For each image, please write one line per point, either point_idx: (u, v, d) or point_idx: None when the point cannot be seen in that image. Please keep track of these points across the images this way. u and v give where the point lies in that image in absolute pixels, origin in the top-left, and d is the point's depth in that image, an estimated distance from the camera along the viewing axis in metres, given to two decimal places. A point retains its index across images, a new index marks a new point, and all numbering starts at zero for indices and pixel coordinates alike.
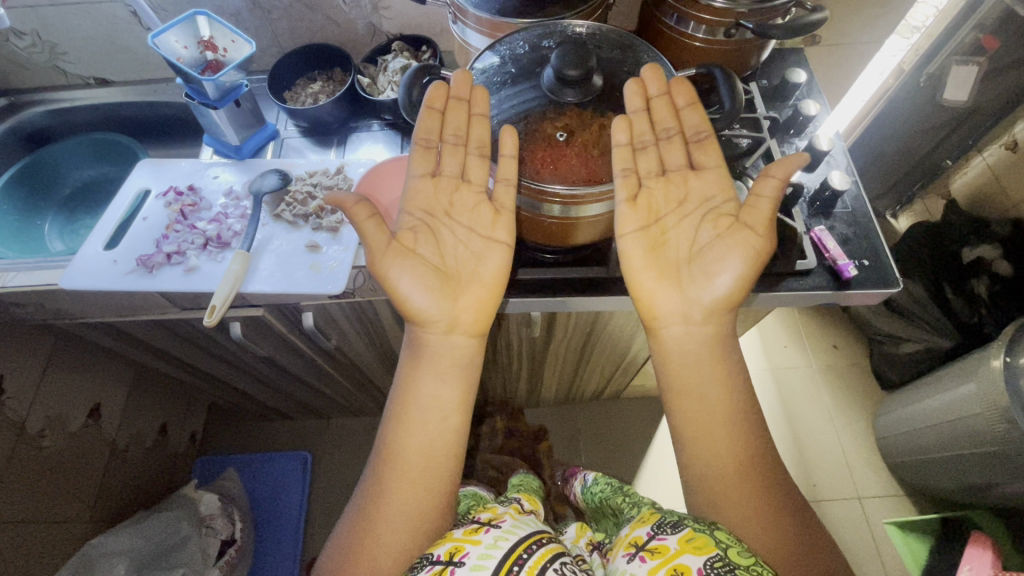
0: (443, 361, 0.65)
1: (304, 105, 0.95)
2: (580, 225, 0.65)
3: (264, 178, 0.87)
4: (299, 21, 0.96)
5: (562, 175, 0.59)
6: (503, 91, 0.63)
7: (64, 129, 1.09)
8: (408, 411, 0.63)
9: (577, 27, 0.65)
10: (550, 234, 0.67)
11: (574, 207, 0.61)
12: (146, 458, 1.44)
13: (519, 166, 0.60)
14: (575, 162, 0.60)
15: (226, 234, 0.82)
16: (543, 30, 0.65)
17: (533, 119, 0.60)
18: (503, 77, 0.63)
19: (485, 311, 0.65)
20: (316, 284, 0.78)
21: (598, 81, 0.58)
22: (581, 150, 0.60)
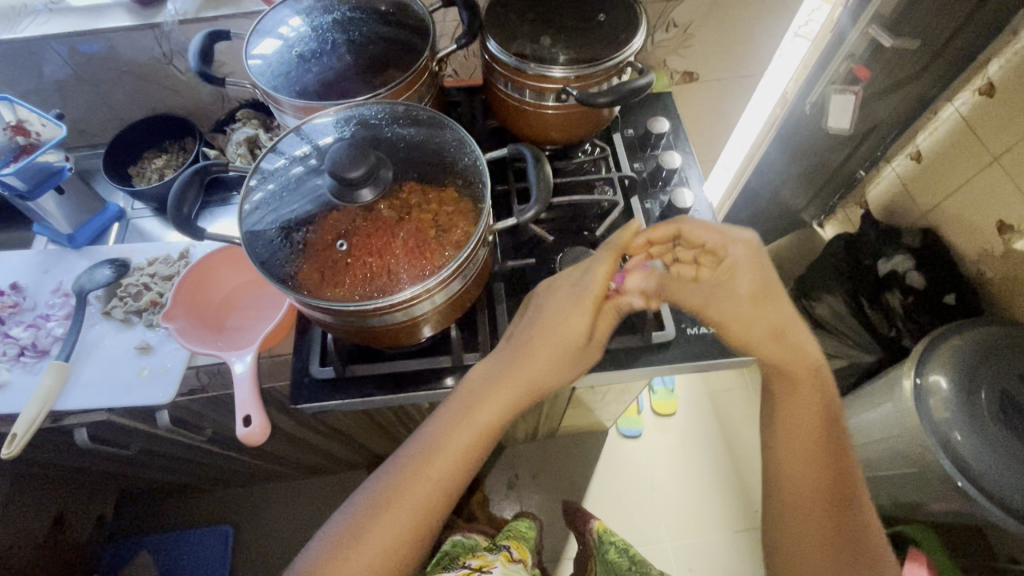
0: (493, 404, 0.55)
1: (150, 183, 0.87)
2: (409, 327, 0.59)
3: (93, 271, 0.79)
4: (136, 91, 0.88)
5: (356, 283, 0.52)
6: (289, 191, 0.55)
7: None
8: (418, 470, 0.53)
9: (378, 114, 0.59)
10: (375, 337, 0.60)
11: (381, 315, 0.54)
12: (38, 558, 1.31)
13: (302, 285, 0.52)
14: (371, 269, 0.52)
15: (44, 340, 0.74)
16: (338, 120, 0.59)
17: (317, 221, 0.53)
18: (289, 175, 0.56)
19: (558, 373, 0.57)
20: (142, 393, 0.70)
21: (388, 173, 0.54)
22: (373, 252, 0.53)
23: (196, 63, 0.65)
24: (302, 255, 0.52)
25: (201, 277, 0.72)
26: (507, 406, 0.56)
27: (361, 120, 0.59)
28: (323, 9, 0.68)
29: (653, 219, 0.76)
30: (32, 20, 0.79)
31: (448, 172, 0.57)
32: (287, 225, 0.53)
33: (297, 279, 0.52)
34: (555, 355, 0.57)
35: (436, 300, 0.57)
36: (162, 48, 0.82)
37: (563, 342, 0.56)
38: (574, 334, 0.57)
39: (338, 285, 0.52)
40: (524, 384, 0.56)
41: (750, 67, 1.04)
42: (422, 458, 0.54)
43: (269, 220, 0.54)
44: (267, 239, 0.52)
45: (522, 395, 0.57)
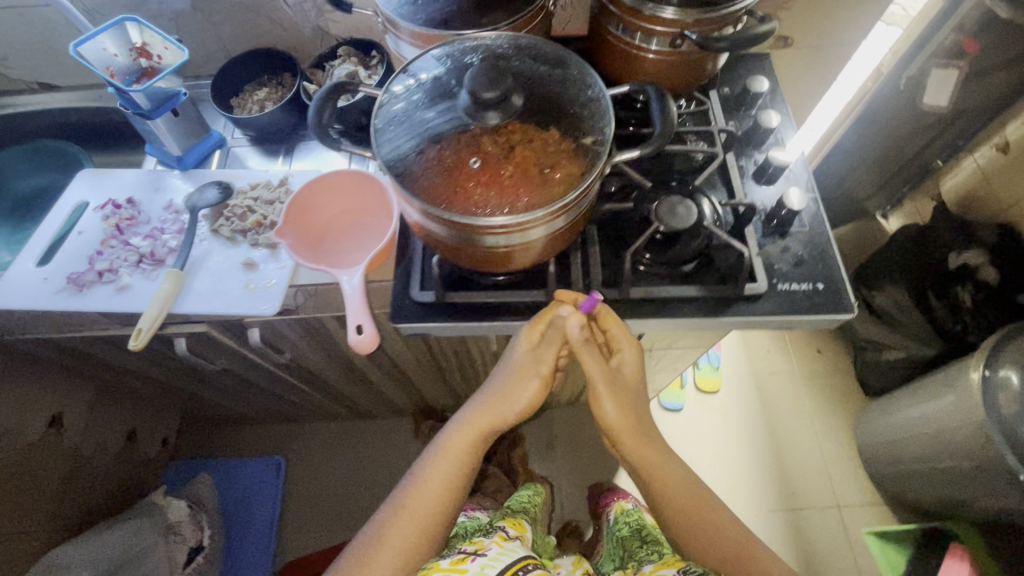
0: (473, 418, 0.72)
1: (250, 113, 0.91)
2: (518, 253, 0.62)
3: (202, 191, 0.84)
4: (243, 24, 0.92)
5: (483, 203, 0.54)
6: (418, 113, 0.57)
7: (9, 134, 1.05)
8: (422, 483, 0.70)
9: (509, 42, 0.60)
10: (478, 260, 0.63)
11: (499, 236, 0.57)
12: (112, 467, 1.41)
13: (432, 200, 0.54)
14: (496, 191, 0.55)
15: (160, 251, 0.80)
16: (464, 45, 0.60)
17: (447, 143, 0.55)
18: (419, 96, 0.57)
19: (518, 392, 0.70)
20: (249, 304, 0.75)
21: (518, 101, 0.55)
22: (501, 177, 0.55)
23: None
24: (435, 169, 0.55)
25: (306, 203, 0.75)
26: (474, 441, 0.71)
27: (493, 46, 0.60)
28: None
29: (748, 177, 0.76)
30: None
31: (570, 103, 0.58)
32: (423, 142, 0.55)
33: (426, 195, 0.54)
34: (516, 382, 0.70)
35: (548, 228, 0.59)
36: None
37: (516, 384, 0.71)
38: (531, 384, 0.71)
39: (468, 203, 0.54)
40: (488, 422, 0.72)
41: (851, 35, 1.00)
42: (417, 481, 0.70)
43: (400, 135, 0.56)
44: (403, 154, 0.55)
45: (490, 429, 0.72)
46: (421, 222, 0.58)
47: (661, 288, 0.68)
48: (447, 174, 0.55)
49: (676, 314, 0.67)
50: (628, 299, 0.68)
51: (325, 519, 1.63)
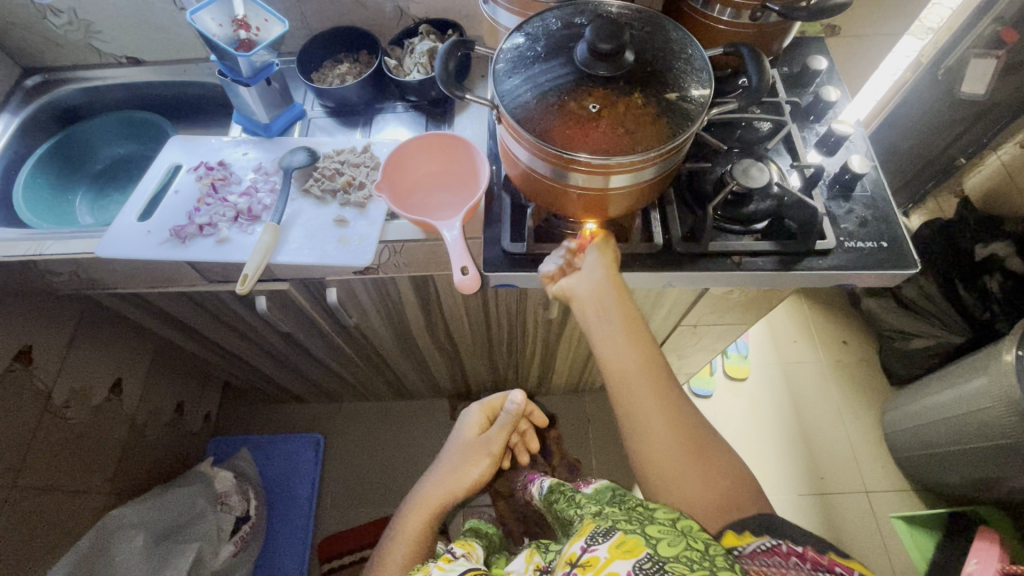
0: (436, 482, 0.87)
1: (332, 85, 0.97)
2: (610, 200, 0.67)
3: (293, 154, 0.89)
4: (329, 3, 0.98)
5: (590, 146, 0.61)
6: (536, 65, 0.64)
7: (96, 107, 1.11)
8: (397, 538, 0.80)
9: (619, 11, 0.68)
10: (576, 205, 0.68)
11: (598, 178, 0.63)
12: (162, 437, 1.45)
13: (548, 138, 0.61)
14: (605, 135, 0.61)
15: (256, 208, 0.85)
16: (575, 10, 0.67)
17: (564, 90, 0.62)
18: (536, 50, 0.65)
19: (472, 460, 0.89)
20: (344, 256, 0.80)
21: (629, 56, 0.62)
22: (611, 122, 0.61)
23: None
24: (551, 113, 0.61)
25: (401, 161, 0.81)
26: (430, 515, 0.82)
27: (604, 13, 0.67)
28: None
29: (811, 145, 0.82)
30: None
31: (673, 58, 0.65)
32: (541, 89, 0.63)
33: (542, 134, 0.61)
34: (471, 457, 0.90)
35: (643, 176, 0.64)
36: None
37: (465, 458, 0.89)
38: (480, 455, 0.90)
39: (580, 143, 0.61)
40: (442, 495, 0.84)
41: (894, 25, 1.06)
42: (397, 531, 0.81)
43: (519, 83, 0.63)
44: (522, 99, 0.62)
45: (443, 501, 0.84)
46: (531, 162, 0.65)
47: (736, 243, 0.73)
48: (563, 118, 0.62)
49: (750, 268, 0.72)
50: (705, 254, 0.73)
51: (362, 497, 1.66)
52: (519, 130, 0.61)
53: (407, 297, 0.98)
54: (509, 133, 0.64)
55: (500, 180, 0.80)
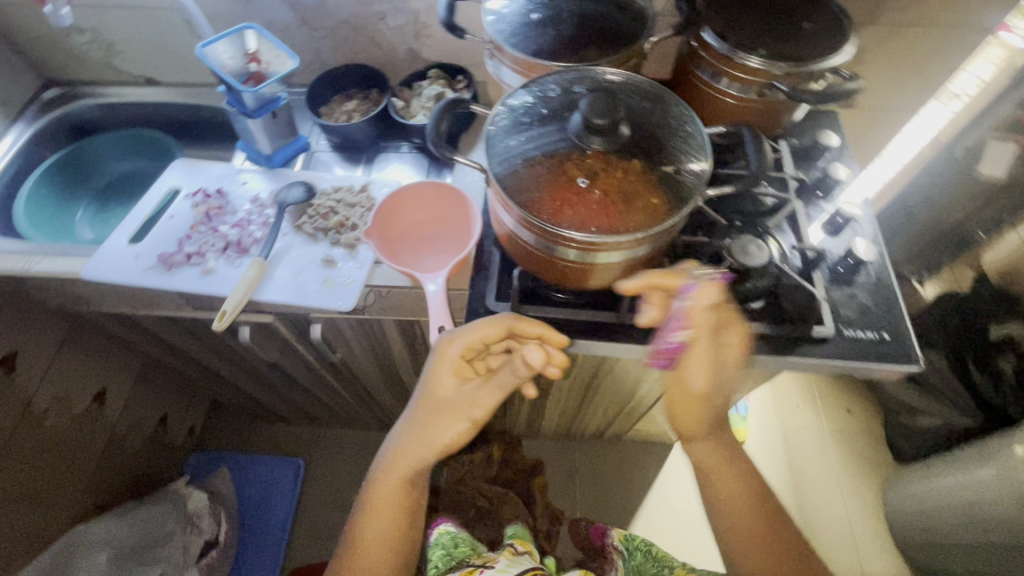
0: (408, 454, 0.71)
1: (338, 121, 0.97)
2: (599, 271, 0.65)
3: (290, 188, 0.89)
4: (343, 41, 0.99)
5: (580, 221, 0.59)
6: (531, 131, 0.63)
7: (110, 122, 1.13)
8: (370, 515, 0.70)
9: (620, 81, 0.66)
10: (563, 275, 0.66)
11: (588, 253, 0.61)
12: (141, 451, 1.43)
13: (535, 209, 0.59)
14: (595, 209, 0.59)
15: (246, 241, 0.84)
16: (576, 75, 0.66)
17: (558, 161, 0.61)
18: (533, 116, 0.64)
19: (452, 427, 0.70)
20: (327, 299, 0.79)
21: (625, 131, 0.61)
22: (602, 197, 0.60)
23: (443, 13, 0.72)
24: (541, 184, 0.60)
25: (394, 208, 0.80)
26: (401, 484, 0.70)
27: (606, 82, 0.66)
28: None
29: (818, 224, 0.78)
30: None
31: (671, 134, 0.63)
32: (534, 158, 0.62)
33: (529, 204, 0.59)
34: (446, 424, 0.70)
35: (635, 253, 0.62)
36: (381, 5, 0.92)
37: (439, 421, 0.70)
38: (454, 410, 0.71)
39: (567, 216, 0.59)
40: (411, 460, 0.70)
41: None
42: (367, 507, 0.71)
43: (512, 149, 0.62)
44: (514, 166, 0.61)
45: (413, 466, 0.71)
46: (519, 228, 0.63)
47: None
48: (553, 189, 0.60)
49: (742, 349, 0.69)
50: None
51: (337, 528, 1.62)
52: (506, 198, 0.60)
53: (393, 339, 0.96)
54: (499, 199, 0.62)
55: (492, 235, 0.79)
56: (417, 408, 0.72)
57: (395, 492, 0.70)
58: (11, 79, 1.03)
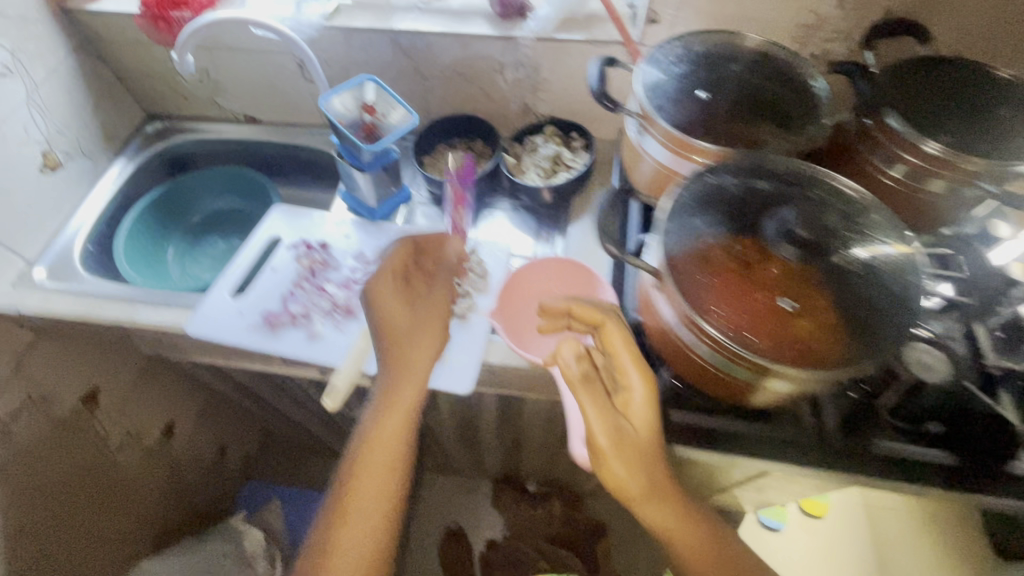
0: (382, 447, 0.66)
1: (444, 175, 0.93)
2: (733, 385, 0.57)
3: (398, 248, 0.85)
4: (455, 92, 0.94)
5: (746, 332, 0.52)
6: (710, 222, 0.58)
7: (206, 157, 1.11)
8: (339, 523, 0.64)
9: (841, 194, 0.59)
10: (713, 382, 0.60)
11: (725, 360, 0.54)
12: (199, 482, 1.39)
13: (707, 314, 0.53)
14: (780, 332, 0.52)
15: (354, 303, 0.80)
16: (770, 170, 0.60)
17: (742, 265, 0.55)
18: (716, 205, 0.59)
19: (370, 410, 0.68)
20: (440, 378, 0.74)
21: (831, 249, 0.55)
22: (792, 319, 0.53)
23: (594, 81, 0.66)
24: (718, 287, 0.54)
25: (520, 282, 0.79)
26: (379, 490, 0.64)
27: (822, 189, 0.59)
28: (716, 51, 0.70)
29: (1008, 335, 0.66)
30: (404, 16, 0.86)
31: (878, 256, 0.56)
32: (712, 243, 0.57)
33: (703, 306, 0.53)
34: (394, 402, 0.67)
35: (786, 386, 0.54)
36: (502, 60, 0.87)
37: (391, 407, 0.67)
38: (415, 386, 0.69)
39: (747, 333, 0.52)
40: (383, 458, 0.65)
41: None
42: (338, 513, 0.64)
43: (687, 237, 0.57)
44: (685, 257, 0.56)
45: (386, 468, 0.65)
46: (678, 327, 0.57)
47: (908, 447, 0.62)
48: (734, 297, 0.54)
49: (925, 484, 0.61)
50: (870, 457, 0.62)
51: None
52: (674, 292, 0.54)
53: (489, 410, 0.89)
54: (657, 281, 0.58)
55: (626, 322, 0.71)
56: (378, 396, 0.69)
57: (366, 495, 0.64)
58: (118, 113, 1.03)
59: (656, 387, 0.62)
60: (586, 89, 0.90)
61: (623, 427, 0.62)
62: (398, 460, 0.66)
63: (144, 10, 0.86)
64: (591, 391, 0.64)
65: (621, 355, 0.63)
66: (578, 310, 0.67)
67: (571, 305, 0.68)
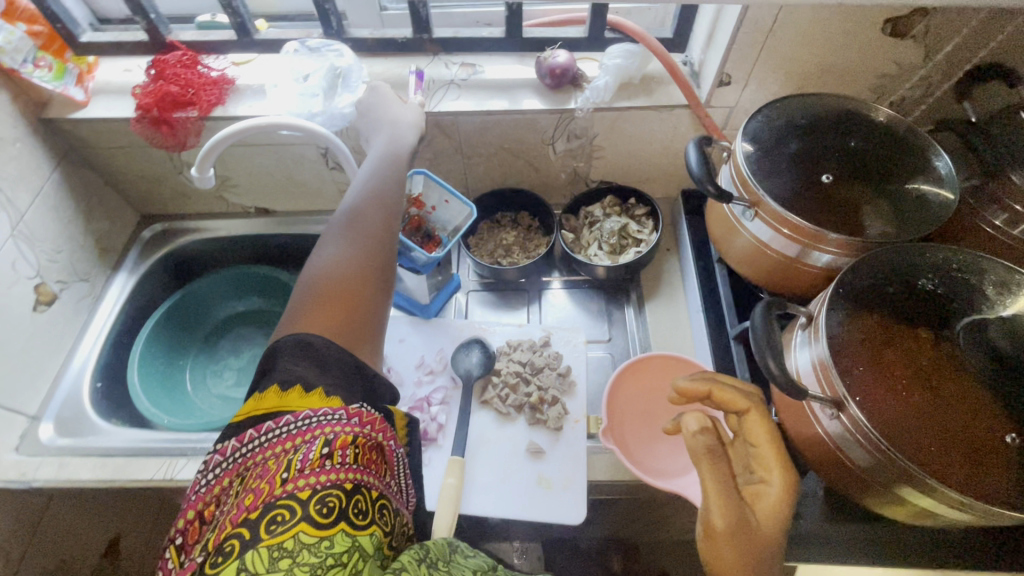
0: (359, 243, 0.55)
1: (496, 258, 0.84)
2: (848, 471, 0.51)
3: (465, 351, 0.75)
4: (498, 165, 0.86)
5: (915, 447, 0.46)
6: (861, 315, 0.52)
7: (214, 255, 1.00)
8: (313, 296, 0.51)
9: (1016, 302, 0.52)
10: (856, 489, 0.52)
11: (857, 446, 0.48)
12: None
13: (868, 413, 0.47)
14: (967, 465, 0.46)
15: (431, 428, 0.70)
16: (929, 254, 0.54)
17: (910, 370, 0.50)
18: (872, 290, 0.53)
19: (351, 236, 0.55)
20: (548, 509, 0.65)
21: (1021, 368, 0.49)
22: (981, 453, 0.46)
23: (695, 165, 0.61)
24: (884, 391, 0.49)
25: (636, 371, 0.71)
26: (368, 254, 0.55)
27: (989, 291, 0.53)
28: (825, 122, 0.64)
29: None
30: (443, 95, 0.77)
31: None
32: (859, 314, 0.52)
33: (864, 407, 0.48)
34: (356, 224, 0.56)
35: (917, 500, 0.47)
36: (554, 132, 0.80)
37: (368, 227, 0.57)
38: (379, 212, 0.58)
39: (921, 455, 0.46)
40: (373, 235, 0.56)
41: None
42: (322, 273, 0.52)
43: (840, 325, 0.51)
44: (840, 355, 0.50)
45: (379, 240, 0.56)
46: (827, 423, 0.51)
47: None
48: (911, 408, 0.48)
49: None
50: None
51: None
52: (832, 382, 0.48)
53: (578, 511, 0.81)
54: (812, 389, 0.50)
55: None
56: (339, 224, 0.57)
57: (356, 268, 0.53)
58: (111, 222, 0.90)
59: (797, 494, 0.47)
60: (642, 153, 0.83)
61: (744, 514, 0.46)
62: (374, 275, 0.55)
63: (139, 114, 0.74)
64: (717, 468, 0.48)
65: (767, 447, 0.49)
66: (719, 396, 0.52)
67: (712, 386, 0.52)
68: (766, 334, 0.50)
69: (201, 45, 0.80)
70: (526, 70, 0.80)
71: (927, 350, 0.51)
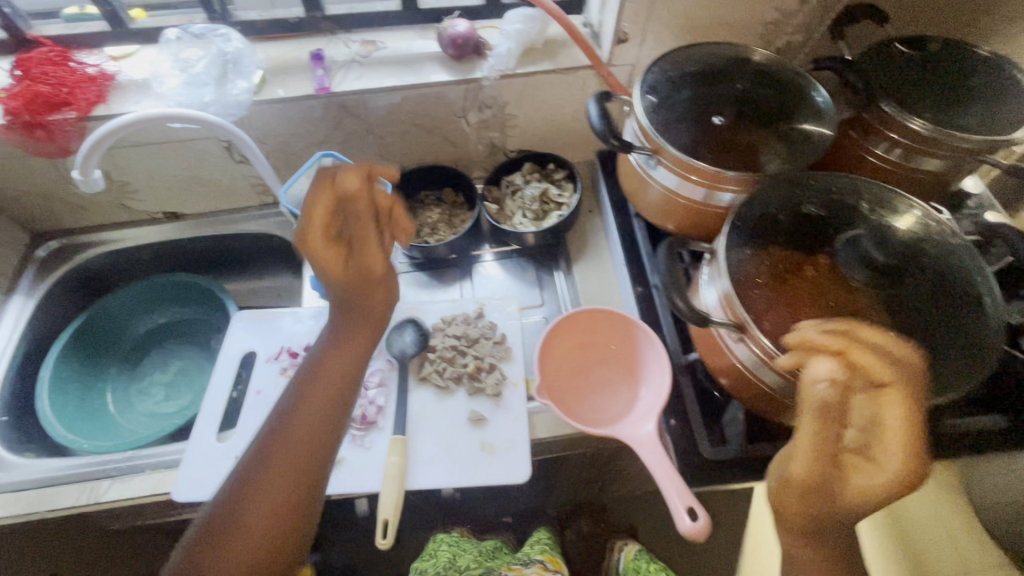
0: (317, 398, 0.56)
1: (421, 236, 0.83)
2: (764, 394, 0.55)
3: (397, 332, 0.75)
4: (414, 143, 0.85)
5: None
6: (756, 246, 0.56)
7: (124, 268, 0.94)
8: (267, 457, 0.52)
9: (892, 216, 0.57)
10: (773, 410, 0.56)
11: (766, 369, 0.51)
12: None
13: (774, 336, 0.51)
14: None
15: (370, 411, 0.70)
16: (809, 181, 0.58)
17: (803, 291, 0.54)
18: (764, 223, 0.57)
19: (310, 391, 0.56)
20: (494, 472, 0.66)
21: (896, 273, 0.54)
22: None
23: (596, 120, 0.62)
24: (783, 313, 0.52)
25: (564, 331, 0.72)
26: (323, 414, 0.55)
27: (865, 208, 0.58)
28: (714, 67, 0.67)
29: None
30: (345, 74, 0.74)
31: (946, 279, 0.53)
32: (755, 247, 0.55)
33: (767, 330, 0.51)
34: (317, 376, 0.57)
35: None
36: (464, 103, 0.79)
37: (329, 376, 0.57)
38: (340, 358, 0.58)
39: None
40: (332, 389, 0.57)
41: None
42: (281, 427, 0.54)
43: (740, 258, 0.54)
44: (743, 287, 0.53)
45: (338, 394, 0.57)
46: (739, 354, 0.54)
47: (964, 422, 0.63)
48: (805, 326, 0.52)
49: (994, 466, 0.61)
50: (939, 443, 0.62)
51: None
52: (737, 314, 0.51)
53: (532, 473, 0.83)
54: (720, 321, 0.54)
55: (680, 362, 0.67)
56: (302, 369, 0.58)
57: (313, 428, 0.55)
58: None
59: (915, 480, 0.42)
60: (555, 118, 0.84)
61: (830, 478, 0.45)
62: (321, 475, 0.54)
63: (9, 119, 0.67)
64: (821, 427, 0.44)
65: (892, 429, 0.43)
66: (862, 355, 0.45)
67: (846, 346, 0.45)
68: (671, 276, 0.53)
69: (71, 40, 0.74)
70: (429, 43, 0.79)
71: (819, 270, 0.55)
